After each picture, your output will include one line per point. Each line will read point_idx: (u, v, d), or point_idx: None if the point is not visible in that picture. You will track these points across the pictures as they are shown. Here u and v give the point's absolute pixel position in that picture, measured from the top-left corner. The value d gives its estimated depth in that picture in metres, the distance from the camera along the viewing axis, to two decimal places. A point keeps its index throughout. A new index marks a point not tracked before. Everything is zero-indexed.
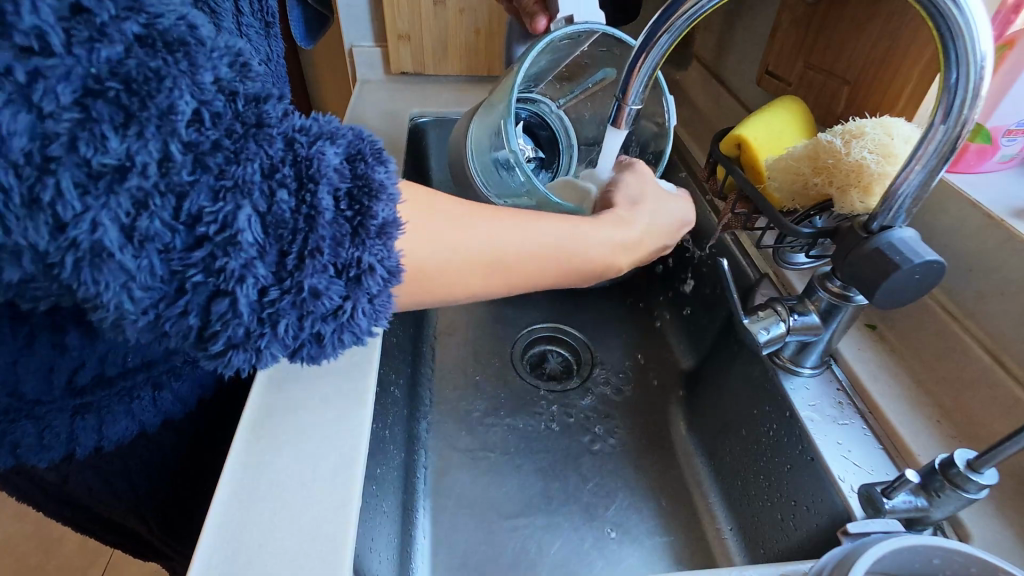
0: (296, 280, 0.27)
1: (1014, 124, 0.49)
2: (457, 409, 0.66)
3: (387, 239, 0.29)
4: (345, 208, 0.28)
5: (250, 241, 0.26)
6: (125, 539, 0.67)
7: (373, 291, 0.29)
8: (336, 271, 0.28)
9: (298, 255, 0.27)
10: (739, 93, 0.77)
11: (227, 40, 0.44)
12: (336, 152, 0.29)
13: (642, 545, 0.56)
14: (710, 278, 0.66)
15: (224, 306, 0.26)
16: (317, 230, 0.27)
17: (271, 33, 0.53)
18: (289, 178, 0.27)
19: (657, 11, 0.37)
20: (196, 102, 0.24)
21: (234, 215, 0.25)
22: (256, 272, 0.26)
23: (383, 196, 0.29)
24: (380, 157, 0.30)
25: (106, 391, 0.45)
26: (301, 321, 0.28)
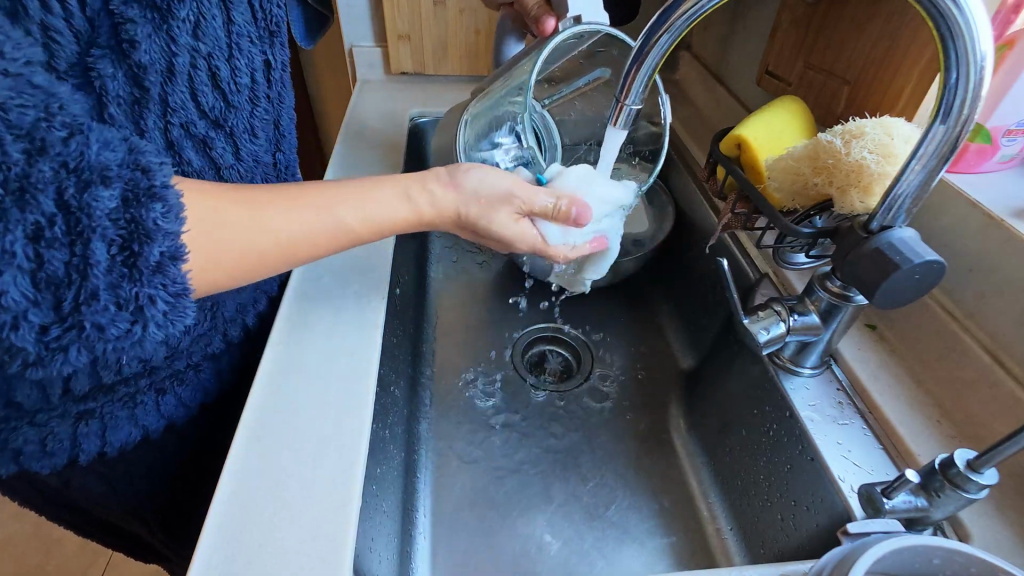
0: (77, 319, 0.32)
1: (1015, 124, 0.49)
2: (456, 409, 0.65)
3: (165, 272, 0.33)
4: (118, 251, 0.32)
5: (19, 298, 0.30)
6: (124, 541, 0.67)
7: (159, 315, 0.34)
8: (118, 306, 0.33)
9: (74, 301, 0.31)
10: (740, 93, 0.77)
11: (183, 42, 0.43)
12: (113, 195, 0.31)
13: (642, 545, 0.56)
14: (710, 278, 0.66)
15: (11, 341, 0.31)
16: (91, 278, 0.31)
17: (277, 42, 0.51)
18: (60, 235, 0.30)
19: (657, 12, 0.37)
20: None
21: (2, 280, 0.29)
22: (33, 317, 0.31)
23: (158, 235, 0.32)
24: (158, 194, 0.32)
25: (108, 398, 0.46)
26: (91, 347, 0.33)
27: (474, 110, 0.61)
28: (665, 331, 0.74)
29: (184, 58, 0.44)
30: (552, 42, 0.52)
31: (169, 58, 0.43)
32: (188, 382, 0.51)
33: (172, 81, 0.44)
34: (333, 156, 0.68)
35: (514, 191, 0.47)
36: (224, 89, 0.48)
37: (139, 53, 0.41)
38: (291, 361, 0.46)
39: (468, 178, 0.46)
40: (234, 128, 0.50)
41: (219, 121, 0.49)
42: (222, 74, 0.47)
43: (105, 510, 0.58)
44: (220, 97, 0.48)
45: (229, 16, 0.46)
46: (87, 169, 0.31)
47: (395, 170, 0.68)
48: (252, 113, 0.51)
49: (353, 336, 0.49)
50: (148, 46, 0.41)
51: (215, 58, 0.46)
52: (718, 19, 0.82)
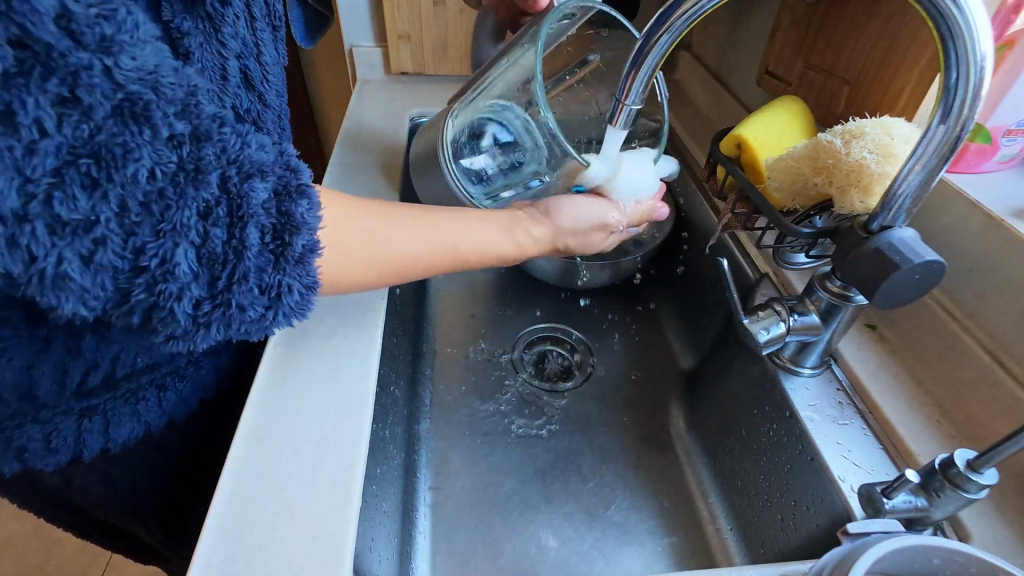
0: (227, 297, 0.32)
1: (1014, 124, 0.49)
2: (457, 409, 0.65)
3: (305, 264, 0.34)
4: (269, 240, 0.33)
5: (186, 272, 0.30)
6: (123, 541, 0.66)
7: (290, 304, 0.34)
8: (261, 290, 0.33)
9: (227, 280, 0.32)
10: (740, 93, 0.77)
11: (231, 46, 0.44)
12: (266, 187, 0.33)
13: (642, 545, 0.56)
14: (710, 278, 0.66)
15: (164, 314, 0.31)
16: (247, 259, 0.32)
17: (278, 37, 0.52)
18: (224, 216, 0.31)
19: (656, 12, 0.37)
20: (154, 162, 0.28)
21: (173, 251, 0.29)
22: (192, 291, 0.31)
23: (304, 229, 0.33)
24: (305, 191, 0.34)
25: (110, 394, 0.45)
26: (229, 326, 0.33)
27: (456, 116, 0.61)
28: (665, 331, 0.74)
29: (233, 62, 0.45)
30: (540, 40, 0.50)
31: (221, 63, 0.44)
32: (187, 378, 0.51)
33: (225, 86, 0.46)
34: (333, 157, 0.68)
35: (608, 217, 0.54)
36: (259, 89, 0.49)
37: (193, 62, 0.42)
38: (291, 362, 0.46)
39: (563, 215, 0.51)
40: (270, 126, 0.52)
41: (258, 120, 0.51)
42: (254, 73, 0.48)
43: (105, 510, 0.58)
44: (255, 98, 0.49)
45: (255, 14, 0.46)
46: (244, 159, 0.32)
47: (393, 170, 0.68)
48: (281, 106, 0.53)
49: (352, 336, 0.48)
50: (200, 54, 0.42)
51: (245, 57, 0.46)
52: (718, 19, 0.82)
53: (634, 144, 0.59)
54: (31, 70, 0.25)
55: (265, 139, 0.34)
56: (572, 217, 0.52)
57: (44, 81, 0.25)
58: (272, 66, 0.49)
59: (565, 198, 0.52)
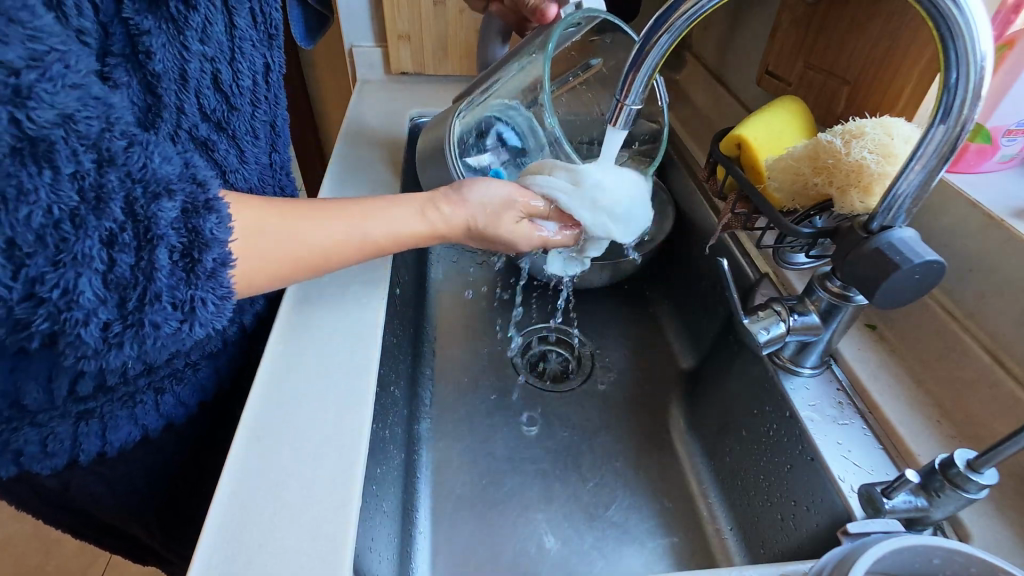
0: (138, 317, 0.34)
1: (1014, 124, 0.49)
2: (456, 410, 0.65)
3: (217, 278, 0.35)
4: (178, 258, 0.34)
5: (90, 299, 0.32)
6: (122, 542, 0.66)
7: (206, 316, 0.36)
8: (174, 307, 0.35)
9: (137, 300, 0.33)
10: (740, 93, 0.77)
11: (194, 49, 0.43)
12: (174, 206, 0.34)
13: (642, 545, 0.56)
14: (710, 277, 0.67)
15: (72, 337, 0.33)
16: (156, 280, 0.33)
17: (275, 45, 0.53)
18: (129, 241, 0.32)
19: (657, 12, 0.37)
20: (52, 198, 0.29)
21: (74, 281, 0.31)
22: (100, 315, 0.33)
23: (215, 244, 0.35)
24: (214, 205, 0.35)
25: (107, 398, 0.45)
26: (142, 343, 0.35)
27: (463, 117, 0.60)
28: (665, 331, 0.74)
29: (195, 65, 0.44)
30: (552, 40, 0.51)
31: (182, 65, 0.43)
32: (186, 380, 0.51)
33: (184, 88, 0.44)
34: (333, 157, 0.68)
35: (514, 197, 0.49)
36: (228, 91, 0.47)
37: (154, 61, 0.41)
38: (291, 362, 0.46)
39: (472, 193, 0.48)
40: (237, 130, 0.50)
41: (223, 123, 0.48)
42: (224, 77, 0.47)
43: (105, 511, 0.58)
44: (223, 100, 0.47)
45: (232, 21, 0.46)
46: (148, 179, 0.33)
47: (394, 170, 0.68)
48: (253, 114, 0.51)
49: (352, 336, 0.48)
50: (162, 54, 0.41)
51: (218, 62, 0.46)
52: (718, 19, 0.82)
53: (636, 146, 0.59)
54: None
55: (172, 151, 0.35)
56: (481, 196, 0.48)
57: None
58: (245, 73, 0.48)
59: (478, 180, 0.49)
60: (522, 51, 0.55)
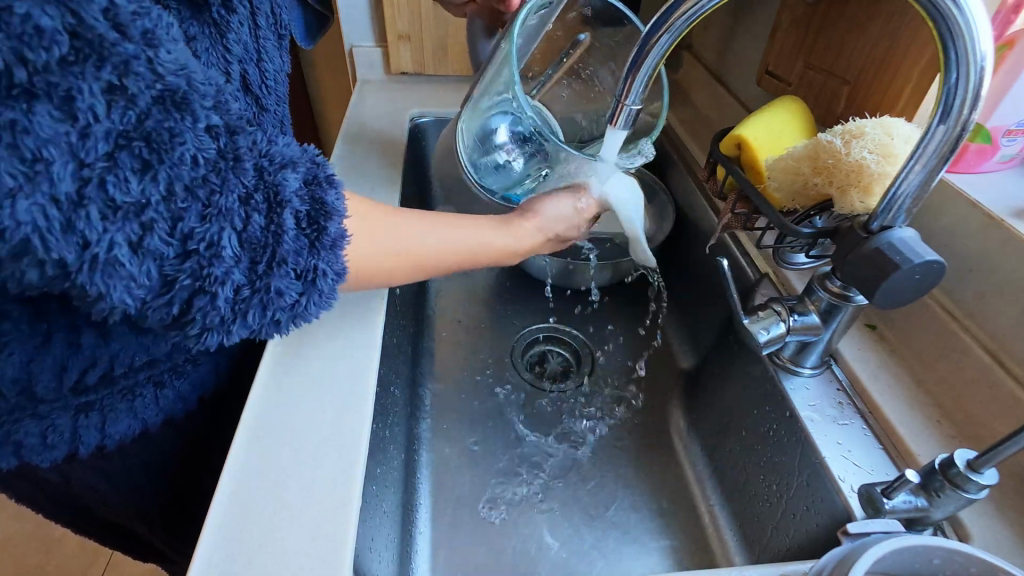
0: (266, 282, 0.34)
1: (1014, 124, 0.49)
2: (457, 409, 0.65)
3: (337, 249, 0.36)
4: (304, 225, 0.35)
5: (230, 255, 0.32)
6: (123, 540, 0.66)
7: (323, 290, 0.36)
8: (298, 275, 0.35)
9: (267, 264, 0.33)
10: (739, 92, 0.77)
11: (236, 51, 0.44)
12: (297, 178, 0.35)
13: (641, 544, 0.56)
14: (710, 277, 0.67)
15: (206, 301, 0.32)
16: (284, 244, 0.34)
17: (283, 44, 0.53)
18: (260, 203, 0.33)
19: (653, 15, 0.37)
20: (198, 148, 0.29)
21: (218, 235, 0.31)
22: (233, 277, 0.32)
23: (336, 215, 0.36)
24: (332, 181, 0.37)
25: (107, 390, 0.45)
26: (265, 311, 0.35)
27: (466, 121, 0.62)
28: (665, 329, 0.74)
29: (235, 68, 0.44)
30: (518, 19, 0.54)
31: (225, 69, 0.44)
32: (186, 374, 0.51)
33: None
34: (334, 156, 0.68)
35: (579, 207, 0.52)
36: (257, 93, 0.49)
37: (201, 67, 0.42)
38: (290, 363, 0.46)
39: (546, 210, 0.50)
40: (266, 130, 0.51)
41: (253, 124, 0.50)
42: (252, 77, 0.47)
43: (109, 509, 0.58)
44: (252, 101, 0.49)
45: (257, 22, 0.46)
46: (274, 153, 0.34)
47: (393, 170, 0.67)
48: (277, 113, 0.52)
49: (354, 336, 0.48)
50: (208, 60, 0.42)
51: (247, 63, 0.46)
52: (717, 19, 0.82)
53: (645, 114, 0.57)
54: (85, 57, 0.26)
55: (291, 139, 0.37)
56: (554, 211, 0.51)
57: (96, 68, 0.26)
58: (269, 72, 0.49)
59: (549, 197, 0.51)
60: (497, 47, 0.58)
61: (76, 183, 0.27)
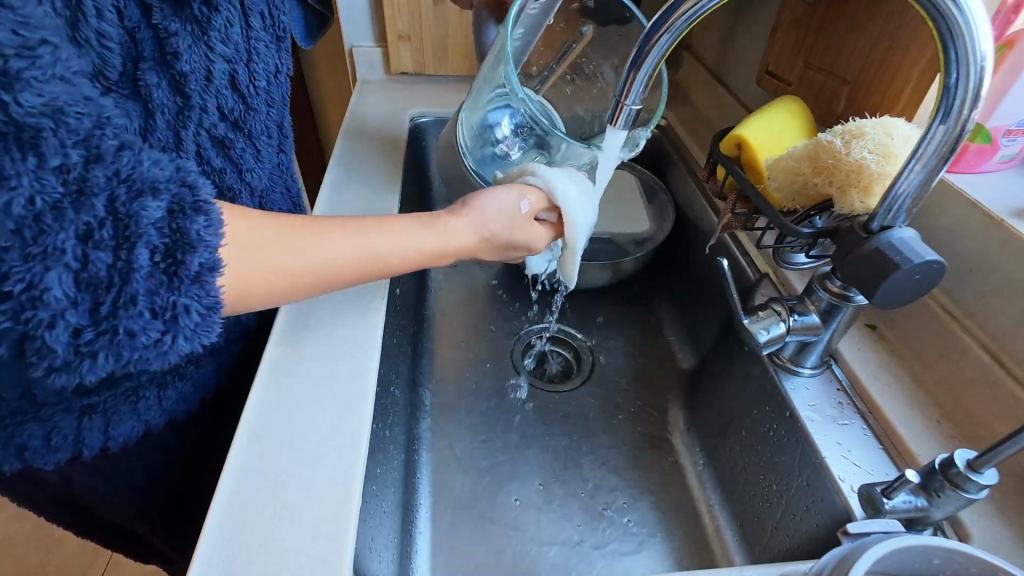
0: (112, 323, 0.31)
1: (1014, 124, 0.49)
2: (456, 409, 0.65)
3: (203, 284, 0.32)
4: (161, 259, 0.31)
5: (60, 297, 0.29)
6: (123, 541, 0.67)
7: (189, 328, 0.33)
8: (153, 314, 0.32)
9: (112, 304, 0.31)
10: (739, 92, 0.77)
11: (219, 49, 0.44)
12: (160, 207, 0.31)
13: (641, 544, 0.56)
14: (710, 277, 0.67)
15: (38, 344, 0.30)
16: (132, 283, 0.31)
17: (282, 47, 0.53)
18: (108, 238, 0.30)
19: (655, 14, 0.37)
20: (33, 189, 0.28)
21: (42, 276, 0.29)
22: (68, 318, 0.30)
23: (200, 247, 0.32)
24: (203, 208, 0.32)
25: (111, 391, 0.45)
26: (119, 354, 0.32)
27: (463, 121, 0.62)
28: (665, 329, 0.74)
29: (220, 66, 0.45)
30: (512, 12, 0.54)
31: (207, 66, 0.44)
32: (188, 377, 0.51)
33: (208, 87, 0.45)
34: (334, 156, 0.68)
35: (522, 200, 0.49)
36: (245, 91, 0.48)
37: (181, 62, 0.42)
38: (290, 362, 0.46)
39: (485, 204, 0.47)
40: (253, 129, 0.50)
41: (239, 122, 0.49)
42: (241, 77, 0.47)
43: (109, 509, 0.58)
44: (240, 100, 0.48)
45: (248, 23, 0.47)
46: (139, 179, 0.31)
47: (394, 170, 0.67)
48: (269, 113, 0.52)
49: (353, 336, 0.48)
50: (188, 56, 0.42)
51: (235, 63, 0.46)
52: (717, 19, 0.82)
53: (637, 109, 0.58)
54: None
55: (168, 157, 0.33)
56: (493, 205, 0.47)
57: None
58: (261, 73, 0.49)
59: (484, 192, 0.48)
60: (495, 44, 0.58)
61: None
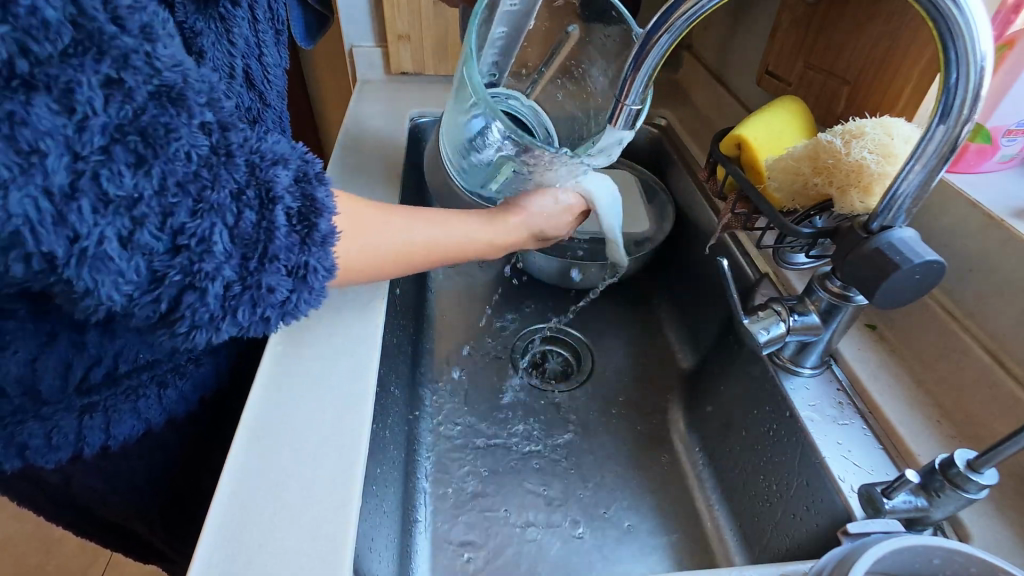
0: (257, 279, 0.34)
1: (1014, 124, 0.49)
2: (457, 409, 0.65)
3: (327, 248, 0.36)
4: (296, 224, 0.35)
5: (221, 251, 0.32)
6: (123, 541, 0.66)
7: (313, 287, 0.36)
8: (287, 272, 0.35)
9: (257, 261, 0.33)
10: (739, 93, 0.78)
11: (239, 45, 0.44)
12: (288, 174, 0.35)
13: (642, 545, 0.56)
14: (710, 277, 0.67)
15: (194, 298, 0.32)
16: (275, 241, 0.34)
17: (281, 40, 0.52)
18: (253, 199, 0.33)
19: (655, 14, 0.37)
20: (191, 145, 0.30)
21: (210, 230, 0.31)
22: (225, 273, 0.32)
23: (325, 213, 0.36)
24: (323, 178, 0.37)
25: (112, 390, 0.45)
26: (255, 307, 0.35)
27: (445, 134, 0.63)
28: (665, 329, 0.74)
29: (239, 62, 0.45)
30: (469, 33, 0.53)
31: (230, 63, 0.45)
32: (188, 375, 0.51)
33: (230, 85, 0.45)
34: (333, 156, 0.68)
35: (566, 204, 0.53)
36: (260, 87, 0.49)
37: (208, 61, 0.42)
38: (290, 362, 0.46)
39: (535, 205, 0.51)
40: (270, 124, 0.52)
41: (258, 119, 0.50)
42: (254, 72, 0.47)
43: (109, 509, 0.58)
44: (257, 96, 0.49)
45: (254, 15, 0.46)
46: (265, 150, 0.34)
47: (393, 170, 0.68)
48: (280, 108, 0.53)
49: (354, 336, 0.48)
50: (214, 54, 0.43)
51: (248, 58, 0.46)
52: (718, 19, 0.82)
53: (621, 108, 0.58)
54: (83, 50, 0.26)
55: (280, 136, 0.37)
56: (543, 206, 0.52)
57: (95, 62, 0.27)
58: (271, 66, 0.49)
59: (534, 194, 0.52)
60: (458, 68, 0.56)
61: (68, 175, 0.27)
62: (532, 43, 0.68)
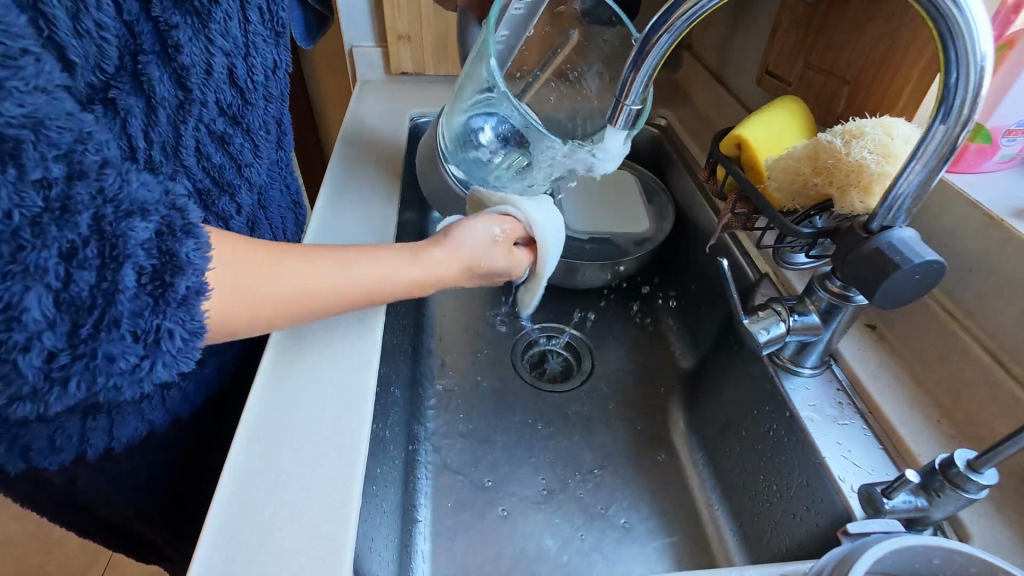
0: (90, 347, 0.30)
1: (1014, 124, 0.49)
2: (456, 409, 0.65)
3: (189, 308, 0.32)
4: (148, 282, 0.31)
5: (37, 318, 0.29)
6: (124, 540, 0.67)
7: (169, 353, 0.33)
8: (135, 337, 0.31)
9: (91, 327, 0.30)
10: (739, 92, 0.77)
11: (219, 42, 0.44)
12: (148, 228, 0.32)
13: (642, 545, 0.56)
14: (710, 277, 0.67)
15: (8, 369, 0.29)
16: (117, 304, 0.30)
17: (281, 43, 0.53)
18: (92, 257, 0.30)
19: (655, 13, 0.37)
20: (11, 202, 0.27)
21: (23, 296, 0.28)
22: (45, 341, 0.29)
23: (189, 270, 0.32)
24: (193, 230, 0.33)
25: None
26: (94, 379, 0.31)
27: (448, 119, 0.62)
28: (664, 329, 0.74)
29: (220, 60, 0.45)
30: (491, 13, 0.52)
31: (208, 61, 0.44)
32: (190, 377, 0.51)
33: (209, 82, 0.45)
34: (333, 156, 0.68)
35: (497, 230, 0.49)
36: (242, 87, 0.49)
37: (183, 56, 0.42)
38: (290, 363, 0.46)
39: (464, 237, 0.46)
40: (251, 124, 0.51)
41: (237, 117, 0.49)
42: (239, 71, 0.48)
43: (111, 509, 0.58)
44: (238, 95, 0.49)
45: (246, 17, 0.47)
46: (127, 198, 0.31)
47: (394, 170, 0.68)
48: (265, 108, 0.52)
49: (353, 336, 0.48)
50: (190, 49, 0.43)
51: (233, 56, 0.46)
52: (718, 19, 0.82)
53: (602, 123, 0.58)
54: None
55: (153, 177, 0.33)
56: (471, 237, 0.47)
57: None
58: (257, 68, 0.49)
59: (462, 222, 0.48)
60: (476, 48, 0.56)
61: None
62: (531, 48, 0.68)
